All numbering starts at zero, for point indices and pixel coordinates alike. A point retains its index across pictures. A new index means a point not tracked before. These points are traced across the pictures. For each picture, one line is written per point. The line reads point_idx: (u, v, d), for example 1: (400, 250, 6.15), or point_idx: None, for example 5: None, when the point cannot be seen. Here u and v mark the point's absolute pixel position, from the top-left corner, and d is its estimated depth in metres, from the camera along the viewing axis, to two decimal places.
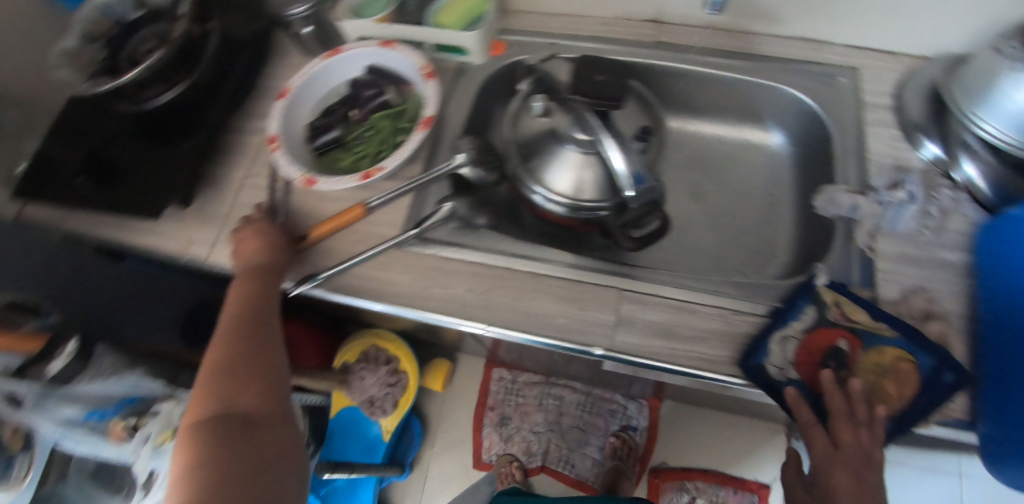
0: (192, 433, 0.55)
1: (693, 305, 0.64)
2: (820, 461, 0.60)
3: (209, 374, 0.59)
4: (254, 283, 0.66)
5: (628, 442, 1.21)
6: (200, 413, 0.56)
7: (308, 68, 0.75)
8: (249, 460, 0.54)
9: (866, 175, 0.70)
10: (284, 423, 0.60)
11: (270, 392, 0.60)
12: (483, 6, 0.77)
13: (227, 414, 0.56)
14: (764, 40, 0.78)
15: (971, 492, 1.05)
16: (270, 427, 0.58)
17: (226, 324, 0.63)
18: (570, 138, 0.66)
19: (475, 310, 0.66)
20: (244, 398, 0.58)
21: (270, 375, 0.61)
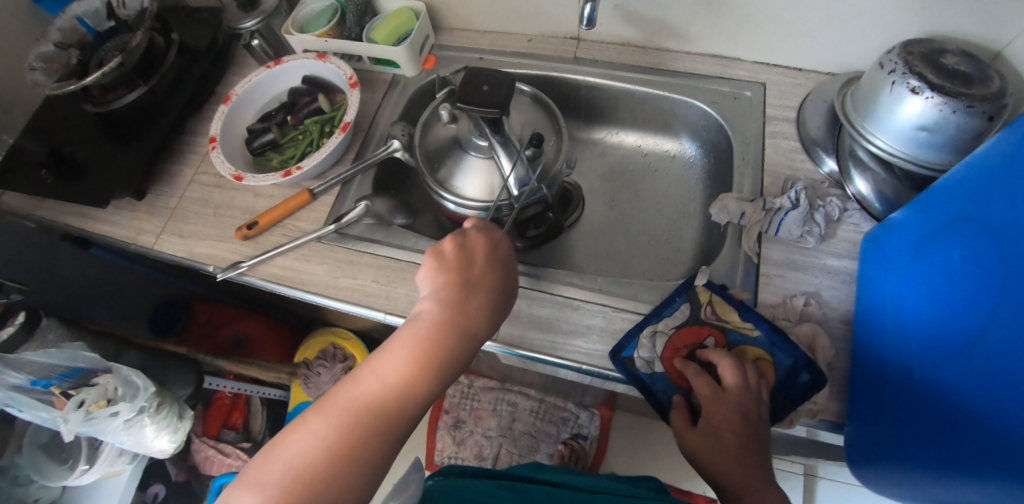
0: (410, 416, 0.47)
1: (578, 302, 0.67)
2: (707, 401, 0.58)
3: (337, 420, 0.45)
4: (504, 252, 0.57)
5: (577, 450, 1.22)
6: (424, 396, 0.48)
7: (251, 77, 0.82)
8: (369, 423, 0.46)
9: (761, 183, 0.72)
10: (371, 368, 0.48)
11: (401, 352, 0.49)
12: (413, 24, 0.84)
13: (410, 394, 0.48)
14: (677, 57, 0.82)
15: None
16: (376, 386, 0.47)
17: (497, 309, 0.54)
18: (472, 144, 0.72)
19: (377, 299, 0.71)
20: (325, 492, 0.42)
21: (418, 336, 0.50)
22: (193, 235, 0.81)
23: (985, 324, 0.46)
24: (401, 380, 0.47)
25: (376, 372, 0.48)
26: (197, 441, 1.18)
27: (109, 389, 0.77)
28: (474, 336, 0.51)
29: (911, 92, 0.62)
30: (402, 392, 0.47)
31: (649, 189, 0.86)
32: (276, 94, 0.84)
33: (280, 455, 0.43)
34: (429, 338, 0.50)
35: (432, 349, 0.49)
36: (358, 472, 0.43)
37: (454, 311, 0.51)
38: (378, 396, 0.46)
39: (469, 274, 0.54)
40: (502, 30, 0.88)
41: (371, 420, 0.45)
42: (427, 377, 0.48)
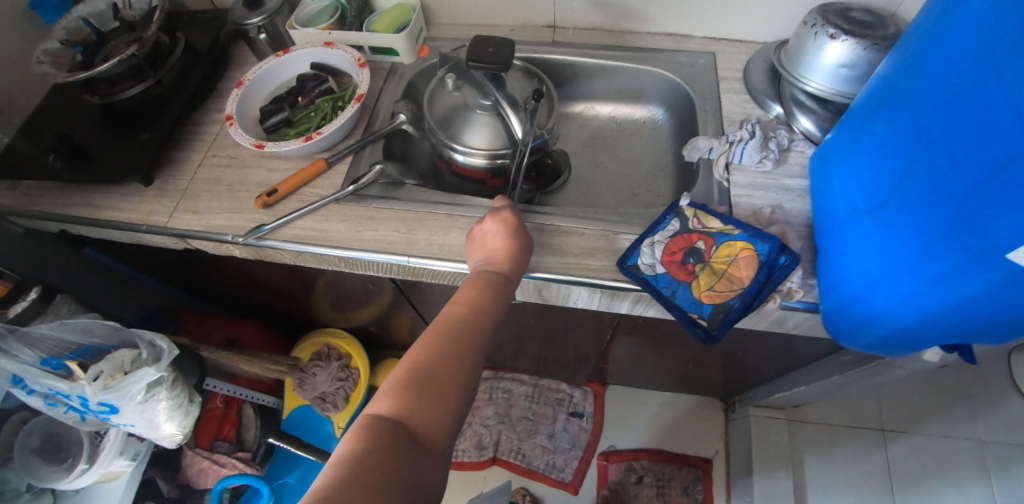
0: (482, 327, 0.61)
1: (582, 229, 0.76)
2: None
3: (434, 330, 0.60)
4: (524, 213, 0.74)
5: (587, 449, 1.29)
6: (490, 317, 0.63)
7: (262, 64, 0.89)
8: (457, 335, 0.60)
9: (722, 126, 0.84)
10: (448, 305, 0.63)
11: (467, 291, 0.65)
12: (409, 17, 0.94)
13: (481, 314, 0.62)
14: (638, 37, 0.96)
15: (847, 440, 1.25)
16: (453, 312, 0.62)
17: (525, 257, 0.69)
18: (477, 105, 0.81)
19: (400, 246, 0.77)
20: (439, 367, 0.56)
21: (477, 280, 0.66)
22: (208, 210, 0.85)
23: (906, 162, 0.54)
24: (471, 306, 0.63)
25: (451, 304, 0.63)
26: (190, 454, 1.13)
27: (125, 363, 0.77)
28: (512, 279, 0.67)
29: (830, 39, 0.77)
30: (474, 310, 0.62)
31: (626, 150, 0.98)
32: (284, 81, 0.91)
33: (404, 360, 0.57)
34: (480, 281, 0.66)
35: (483, 284, 0.65)
36: (458, 364, 0.57)
37: (494, 261, 0.68)
38: (458, 315, 0.61)
39: (504, 232, 0.69)
40: (487, 23, 1.00)
41: (458, 325, 0.60)
42: (490, 298, 0.64)
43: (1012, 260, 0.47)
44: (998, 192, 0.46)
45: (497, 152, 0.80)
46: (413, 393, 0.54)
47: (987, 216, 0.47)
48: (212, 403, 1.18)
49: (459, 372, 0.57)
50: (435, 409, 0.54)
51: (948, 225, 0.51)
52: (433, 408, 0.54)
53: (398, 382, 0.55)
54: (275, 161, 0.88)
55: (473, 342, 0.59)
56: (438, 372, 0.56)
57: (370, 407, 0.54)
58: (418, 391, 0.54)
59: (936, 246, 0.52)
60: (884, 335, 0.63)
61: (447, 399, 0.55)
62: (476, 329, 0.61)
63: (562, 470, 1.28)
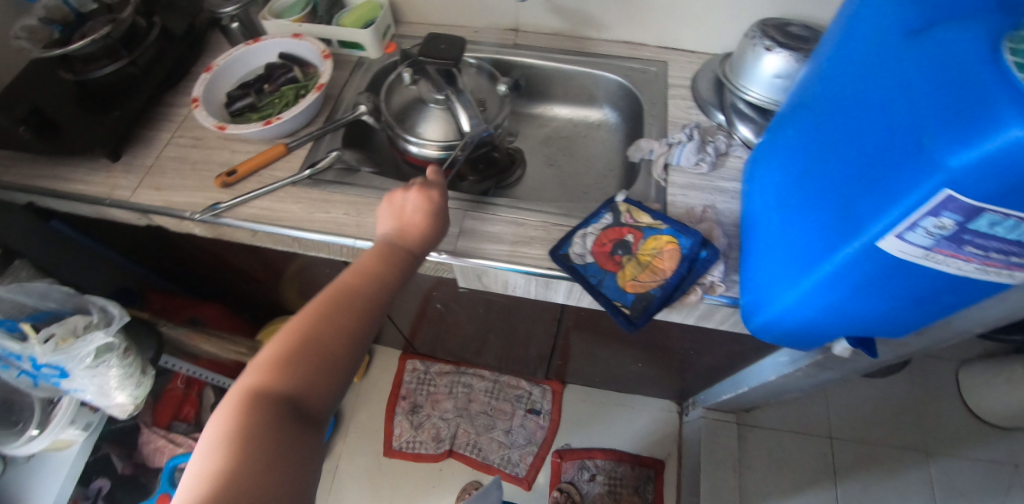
0: (377, 300, 0.61)
1: (522, 219, 0.79)
2: None
3: (328, 300, 0.59)
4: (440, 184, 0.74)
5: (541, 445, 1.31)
6: (387, 290, 0.63)
7: (231, 51, 0.93)
8: (351, 306, 0.59)
9: (665, 130, 0.89)
10: (346, 277, 0.62)
11: (371, 262, 0.64)
12: (377, 13, 0.99)
13: (379, 288, 0.62)
14: (595, 43, 1.01)
15: (795, 447, 1.28)
16: (350, 285, 0.61)
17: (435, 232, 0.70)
18: (431, 99, 0.85)
19: (348, 228, 0.80)
20: (328, 336, 0.56)
21: (383, 251, 0.66)
22: (171, 188, 0.88)
23: (810, 158, 0.58)
24: (372, 278, 0.62)
25: (350, 274, 0.62)
26: (146, 432, 1.16)
27: (78, 328, 0.80)
28: (416, 258, 0.68)
29: (766, 51, 0.82)
30: (374, 282, 0.62)
31: (581, 150, 1.02)
32: (253, 69, 0.96)
33: (292, 332, 0.56)
34: (387, 255, 0.66)
35: (391, 260, 0.65)
36: (349, 335, 0.57)
37: (408, 240, 0.68)
38: (354, 286, 0.61)
39: (428, 213, 0.70)
40: (454, 24, 1.04)
41: (354, 292, 0.60)
42: (390, 268, 0.65)
43: (880, 248, 0.49)
44: (870, 180, 0.49)
45: (447, 144, 0.84)
46: (303, 363, 0.54)
47: (861, 206, 0.50)
48: (173, 383, 1.22)
49: (349, 342, 0.57)
50: (325, 380, 0.55)
51: (834, 214, 0.53)
52: (321, 377, 0.55)
53: (283, 351, 0.54)
54: (239, 144, 0.91)
55: (366, 314, 0.59)
56: (328, 341, 0.56)
57: (252, 379, 0.53)
58: (308, 362, 0.54)
59: (825, 235, 0.55)
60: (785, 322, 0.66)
61: (337, 369, 0.56)
62: (371, 301, 0.60)
63: (517, 465, 1.30)
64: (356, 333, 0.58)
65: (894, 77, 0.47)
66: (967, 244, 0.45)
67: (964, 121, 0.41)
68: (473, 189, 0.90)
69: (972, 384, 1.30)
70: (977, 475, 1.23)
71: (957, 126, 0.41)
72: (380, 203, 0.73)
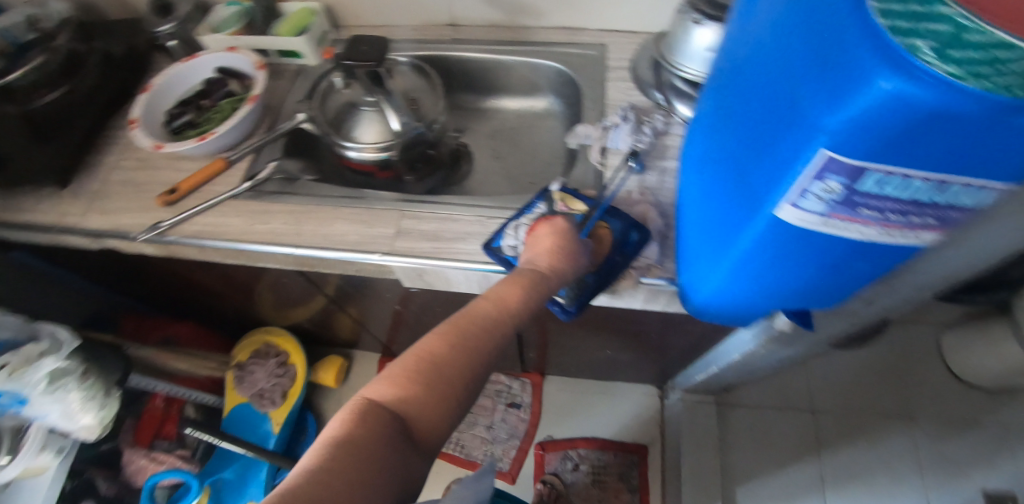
0: (502, 330, 0.59)
1: (457, 215, 0.78)
2: None
3: (461, 322, 0.58)
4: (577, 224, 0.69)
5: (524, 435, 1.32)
6: (519, 319, 0.60)
7: (168, 70, 0.94)
8: (478, 337, 0.58)
9: (604, 113, 0.87)
10: (485, 299, 0.61)
11: (513, 285, 0.62)
12: (310, 20, 0.99)
13: (510, 317, 0.60)
14: (534, 31, 1.00)
15: (778, 422, 1.26)
16: (484, 310, 0.59)
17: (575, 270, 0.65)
18: (363, 102, 0.86)
19: (288, 237, 0.80)
20: (451, 366, 0.56)
21: (523, 275, 0.62)
22: (117, 210, 0.89)
23: (721, 130, 0.56)
24: (508, 307, 0.60)
25: (488, 298, 0.60)
26: (128, 452, 1.16)
27: (33, 356, 0.82)
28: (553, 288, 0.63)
29: (697, 25, 0.80)
30: (507, 310, 0.60)
31: (529, 141, 1.01)
32: (192, 86, 0.96)
33: (423, 345, 0.57)
34: (529, 285, 0.61)
35: (532, 288, 0.62)
36: (470, 366, 0.56)
37: (556, 276, 0.63)
38: (490, 313, 0.59)
39: (575, 253, 0.65)
40: (392, 24, 1.03)
41: (485, 322, 0.58)
42: (528, 303, 0.61)
43: (780, 219, 0.47)
44: (764, 150, 0.47)
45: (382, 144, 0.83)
46: (420, 388, 0.54)
47: (759, 178, 0.48)
48: (152, 402, 1.22)
49: (470, 373, 0.56)
50: (437, 407, 0.54)
51: (738, 187, 0.52)
52: (437, 403, 0.54)
53: (408, 371, 0.55)
54: (182, 161, 0.92)
55: (489, 348, 0.58)
56: (451, 371, 0.56)
57: (375, 388, 0.54)
58: (429, 387, 0.54)
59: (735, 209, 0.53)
60: (719, 300, 0.64)
61: (451, 397, 0.55)
62: (499, 334, 0.59)
63: (500, 460, 1.30)
64: (476, 363, 0.57)
65: (778, 41, 0.45)
66: (862, 207, 0.43)
67: (833, 81, 0.39)
68: (416, 189, 0.88)
69: (955, 348, 1.28)
70: (962, 438, 1.22)
71: (829, 86, 0.39)
72: (534, 228, 0.68)
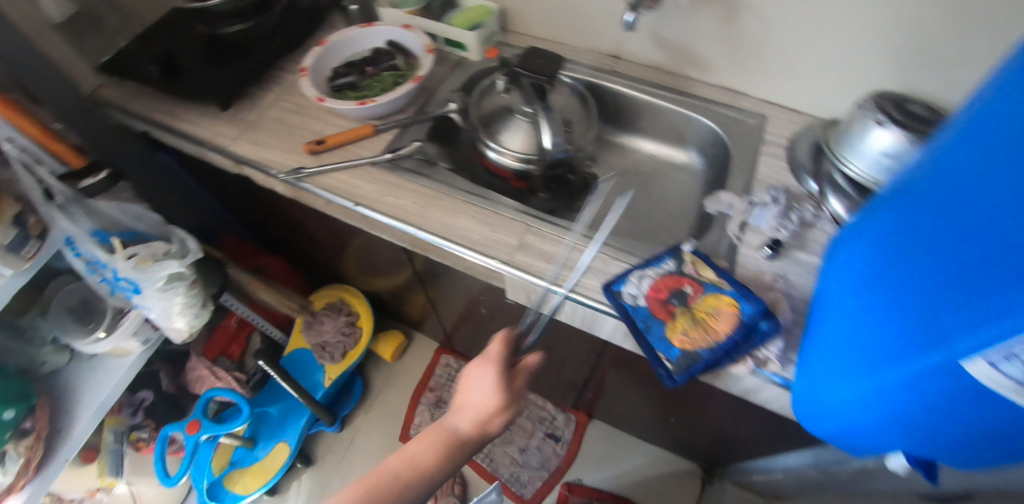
0: (414, 483, 0.68)
1: (582, 246, 0.78)
2: None
3: (372, 480, 0.68)
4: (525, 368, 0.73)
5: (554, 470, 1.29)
6: (427, 475, 0.69)
7: (346, 31, 0.99)
8: (389, 487, 0.67)
9: (750, 186, 0.84)
10: (415, 454, 0.70)
11: (433, 443, 0.70)
12: (485, 18, 1.01)
13: (418, 473, 0.68)
14: (696, 84, 0.98)
15: None
16: (404, 472, 0.69)
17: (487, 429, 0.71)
18: (520, 111, 0.88)
19: (413, 218, 0.82)
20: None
21: (438, 434, 0.71)
22: (265, 144, 0.95)
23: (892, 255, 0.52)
24: (421, 463, 0.69)
25: (405, 454, 0.70)
26: (195, 360, 1.23)
27: (159, 253, 0.87)
28: (462, 451, 0.71)
29: (879, 126, 0.76)
30: (415, 469, 0.69)
31: (659, 188, 1.00)
32: (361, 50, 1.01)
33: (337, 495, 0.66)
34: (439, 445, 0.70)
35: (439, 444, 0.70)
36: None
37: (474, 430, 0.70)
38: (400, 467, 0.69)
39: (505, 399, 0.69)
40: (557, 40, 1.04)
41: (391, 483, 0.67)
42: (440, 461, 0.70)
43: (968, 371, 0.44)
44: (965, 293, 0.43)
45: (528, 154, 0.86)
46: None
47: (949, 319, 0.44)
48: (227, 320, 1.29)
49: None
50: None
51: (914, 323, 0.48)
52: None
53: None
54: (333, 116, 0.96)
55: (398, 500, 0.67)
56: None
57: None
58: None
59: (894, 338, 0.50)
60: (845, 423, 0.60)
61: None
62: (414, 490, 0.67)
63: (524, 486, 1.28)
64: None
65: (1003, 180, 0.40)
66: None
67: None
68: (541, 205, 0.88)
69: None
70: None
71: None
72: (488, 344, 0.72)
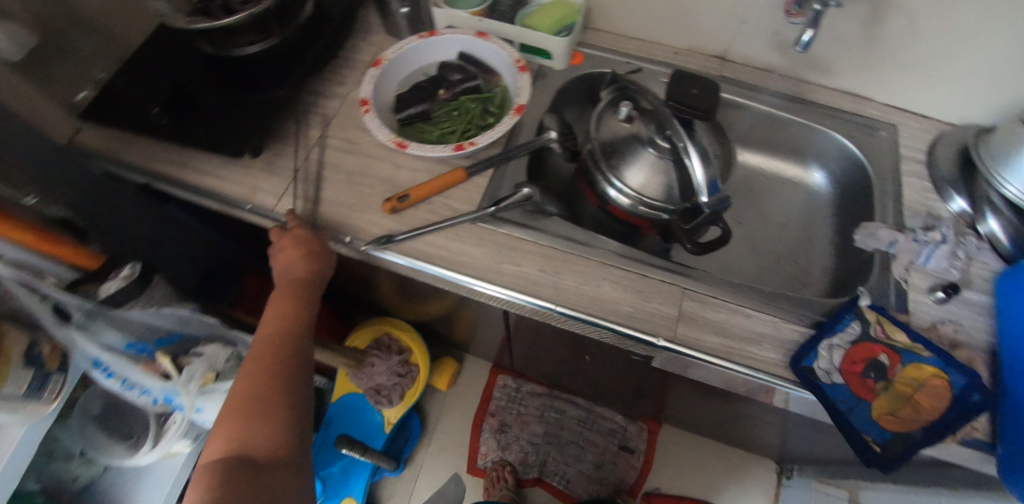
0: (265, 369, 0.65)
1: (748, 310, 0.69)
2: None
3: (234, 394, 0.63)
4: (310, 238, 0.70)
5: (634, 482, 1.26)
6: (300, 336, 0.69)
7: (404, 43, 0.80)
8: (268, 376, 0.64)
9: (901, 216, 0.76)
10: (270, 334, 0.68)
11: (289, 318, 0.69)
12: (573, 18, 0.83)
13: (279, 353, 0.66)
14: (814, 89, 0.87)
15: None
16: (257, 361, 0.66)
17: (302, 295, 0.71)
18: (651, 143, 0.74)
19: (545, 290, 0.69)
20: (259, 401, 0.62)
21: (289, 305, 0.70)
22: (324, 200, 0.75)
23: None
24: (273, 332, 0.68)
25: (259, 334, 0.68)
26: None
27: (214, 363, 0.84)
28: (309, 300, 0.71)
29: None
30: (270, 340, 0.67)
31: (773, 208, 0.92)
32: (423, 66, 0.83)
33: (216, 426, 0.61)
34: (291, 303, 0.70)
35: (285, 304, 0.70)
36: (254, 399, 0.62)
37: (295, 308, 0.70)
38: (269, 339, 0.68)
39: (309, 258, 0.69)
40: (649, 39, 0.89)
41: (243, 387, 0.63)
42: (295, 335, 0.69)
43: None
44: None
45: (647, 197, 0.73)
46: (250, 427, 0.60)
47: None
48: None
49: (262, 411, 0.61)
50: (266, 438, 0.60)
51: None
52: (263, 401, 0.62)
53: (225, 432, 0.60)
54: (404, 157, 0.78)
55: (273, 379, 0.64)
56: (263, 404, 0.62)
57: (206, 454, 0.60)
58: (262, 401, 0.62)
59: None
60: None
61: (276, 415, 0.61)
62: (268, 372, 0.64)
63: None
64: (281, 368, 0.65)
65: None
66: None
67: None
68: (656, 248, 0.79)
69: None
70: None
71: None
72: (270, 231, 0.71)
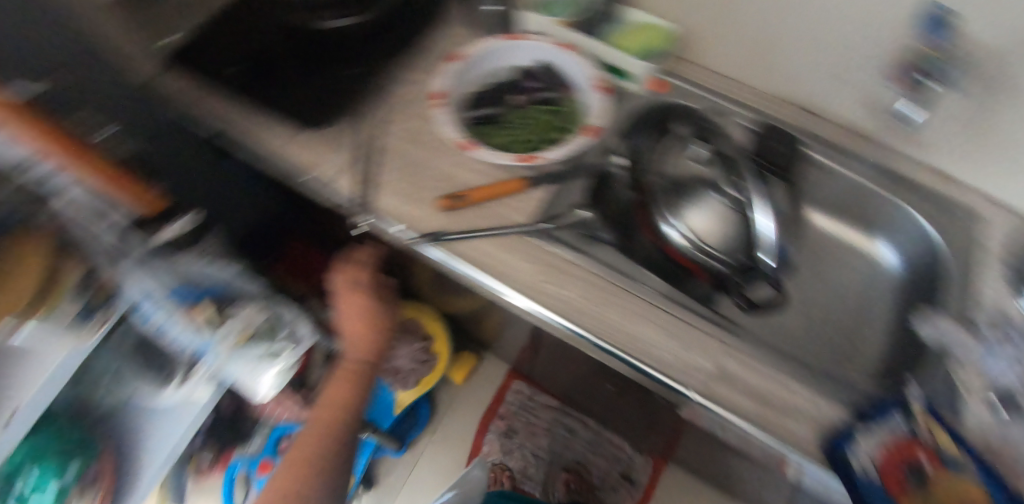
0: (308, 465, 0.80)
1: (789, 381, 0.66)
2: None
3: (293, 451, 0.83)
4: (365, 302, 0.92)
5: None
6: (350, 409, 0.88)
7: (486, 42, 0.79)
8: (321, 437, 0.84)
9: (973, 311, 0.71)
10: (338, 385, 0.89)
11: (344, 397, 0.88)
12: (662, 44, 0.83)
13: (337, 421, 0.86)
14: (904, 160, 0.82)
15: None
16: (327, 401, 0.88)
17: (362, 359, 0.91)
18: (719, 190, 0.76)
19: (584, 318, 0.68)
20: (309, 467, 0.80)
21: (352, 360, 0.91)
22: (381, 186, 0.75)
23: None
24: (324, 419, 0.86)
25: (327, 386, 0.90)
26: None
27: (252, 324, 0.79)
28: (350, 425, 0.87)
29: None
30: (329, 410, 0.87)
31: (832, 275, 0.88)
32: (500, 68, 0.82)
33: (274, 476, 0.81)
34: (324, 436, 0.84)
35: (347, 374, 0.90)
36: (311, 454, 0.82)
37: (357, 364, 0.91)
38: (302, 455, 0.82)
39: (367, 316, 0.92)
40: (735, 78, 0.88)
41: (295, 456, 0.81)
42: (325, 458, 0.82)
43: None
44: None
45: (707, 246, 0.71)
46: (298, 482, 0.79)
47: None
48: None
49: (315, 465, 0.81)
50: (308, 488, 0.79)
51: None
52: (302, 479, 0.79)
53: (279, 486, 0.79)
54: (467, 156, 0.78)
55: (310, 468, 0.80)
56: (313, 457, 0.82)
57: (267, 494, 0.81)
58: (303, 477, 0.79)
59: None
60: None
61: (313, 479, 0.80)
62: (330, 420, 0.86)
63: None
64: (327, 440, 0.84)
65: None
66: None
67: None
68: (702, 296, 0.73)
69: None
70: None
71: None
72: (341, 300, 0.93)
